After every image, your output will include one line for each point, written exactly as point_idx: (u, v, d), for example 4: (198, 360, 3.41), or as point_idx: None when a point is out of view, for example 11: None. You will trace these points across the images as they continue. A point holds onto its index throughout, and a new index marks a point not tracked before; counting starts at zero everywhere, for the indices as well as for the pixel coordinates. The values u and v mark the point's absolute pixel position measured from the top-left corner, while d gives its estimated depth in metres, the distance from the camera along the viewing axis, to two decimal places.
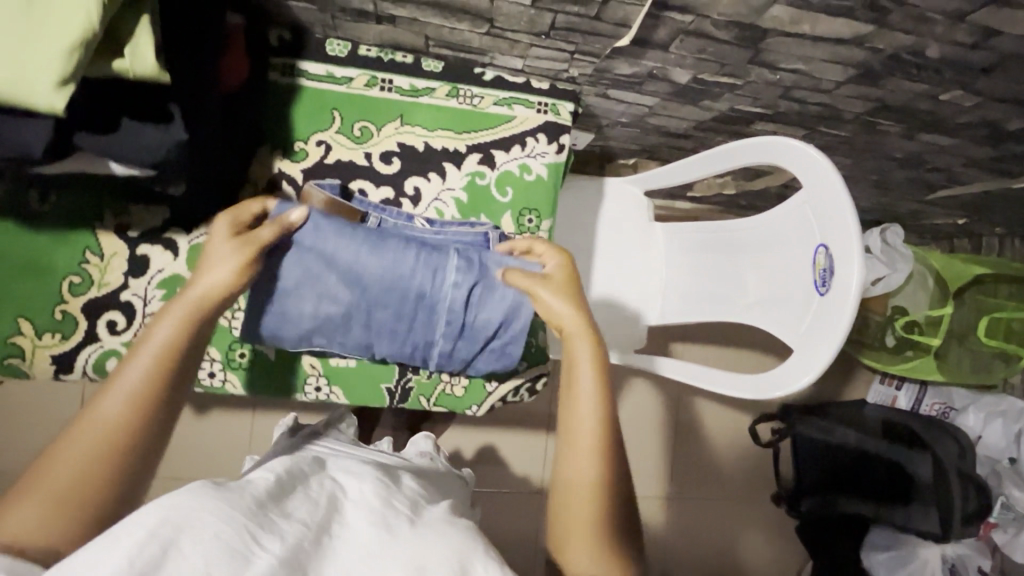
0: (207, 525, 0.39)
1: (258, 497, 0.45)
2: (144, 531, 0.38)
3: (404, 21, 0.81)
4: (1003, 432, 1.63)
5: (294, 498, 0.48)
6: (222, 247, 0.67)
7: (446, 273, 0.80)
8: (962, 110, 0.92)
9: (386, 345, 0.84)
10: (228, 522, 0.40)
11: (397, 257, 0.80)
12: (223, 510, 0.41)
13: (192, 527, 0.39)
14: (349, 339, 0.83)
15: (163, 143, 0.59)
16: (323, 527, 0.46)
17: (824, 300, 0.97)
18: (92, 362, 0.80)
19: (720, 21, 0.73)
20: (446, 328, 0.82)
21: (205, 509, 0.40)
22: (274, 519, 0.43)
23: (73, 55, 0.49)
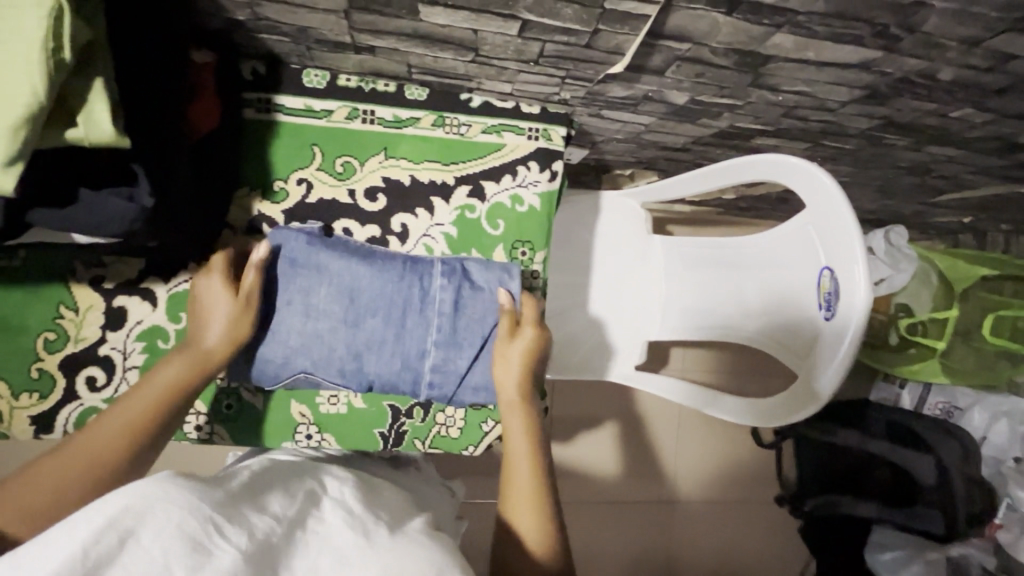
0: (169, 515, 0.43)
1: (225, 495, 0.49)
2: (102, 519, 0.40)
3: (383, 51, 0.76)
4: (1008, 431, 1.61)
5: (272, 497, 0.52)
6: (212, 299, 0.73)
7: (434, 277, 0.82)
8: (973, 125, 0.88)
9: (374, 368, 0.81)
10: (193, 515, 0.44)
11: (385, 268, 0.81)
12: (189, 501, 0.45)
13: (152, 515, 0.42)
14: (335, 363, 0.80)
15: (125, 216, 0.55)
16: (296, 522, 0.50)
17: (830, 325, 0.94)
18: (73, 421, 0.77)
19: (719, 48, 0.68)
20: (437, 333, 0.81)
21: (170, 498, 0.44)
22: (243, 514, 0.47)
23: (19, 132, 0.45)
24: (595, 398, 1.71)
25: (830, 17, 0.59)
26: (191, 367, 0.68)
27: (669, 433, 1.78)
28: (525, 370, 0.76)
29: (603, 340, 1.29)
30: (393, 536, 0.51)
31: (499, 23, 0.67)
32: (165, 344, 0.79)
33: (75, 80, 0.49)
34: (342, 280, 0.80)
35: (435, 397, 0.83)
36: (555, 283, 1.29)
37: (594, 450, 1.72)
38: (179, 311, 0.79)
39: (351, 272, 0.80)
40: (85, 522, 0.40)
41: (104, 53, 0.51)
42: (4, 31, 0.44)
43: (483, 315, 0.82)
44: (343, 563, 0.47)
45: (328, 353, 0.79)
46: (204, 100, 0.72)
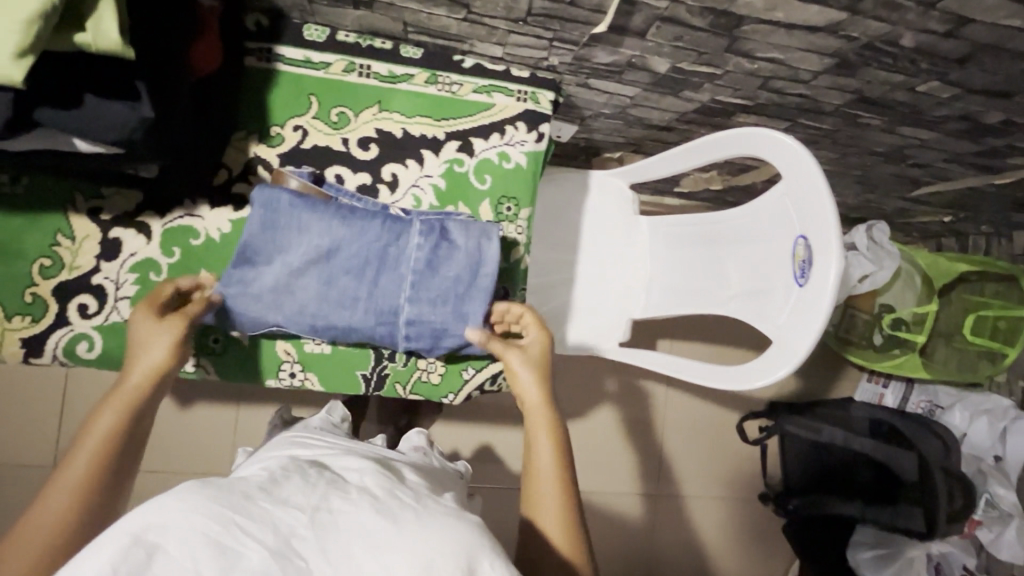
0: (187, 524, 0.43)
1: (248, 490, 0.47)
2: (127, 535, 0.42)
3: (381, 6, 0.80)
4: (988, 430, 1.63)
5: (289, 483, 0.49)
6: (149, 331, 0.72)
7: (411, 236, 0.84)
8: (940, 102, 0.92)
9: (350, 322, 0.84)
10: (213, 519, 0.44)
11: (361, 226, 0.83)
12: (209, 506, 0.45)
13: (174, 526, 0.43)
14: (312, 316, 0.83)
15: (126, 123, 0.59)
16: (320, 506, 0.47)
17: (804, 291, 0.97)
18: (62, 346, 0.80)
19: (694, 7, 0.73)
20: (411, 288, 0.84)
21: (192, 510, 0.44)
22: (265, 509, 0.46)
23: (31, 26, 0.49)
24: (582, 385, 1.71)
25: None
26: (128, 405, 0.65)
27: (656, 426, 1.78)
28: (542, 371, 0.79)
29: (589, 316, 1.31)
30: (422, 517, 0.48)
31: None
32: (157, 276, 0.82)
33: None
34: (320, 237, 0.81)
35: (413, 346, 0.87)
36: (543, 259, 1.32)
37: (580, 439, 1.72)
38: (172, 245, 0.82)
39: (327, 230, 0.81)
40: (108, 543, 0.41)
41: None
42: None
43: (458, 275, 0.84)
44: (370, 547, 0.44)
45: (306, 309, 0.83)
46: (209, 42, 0.76)
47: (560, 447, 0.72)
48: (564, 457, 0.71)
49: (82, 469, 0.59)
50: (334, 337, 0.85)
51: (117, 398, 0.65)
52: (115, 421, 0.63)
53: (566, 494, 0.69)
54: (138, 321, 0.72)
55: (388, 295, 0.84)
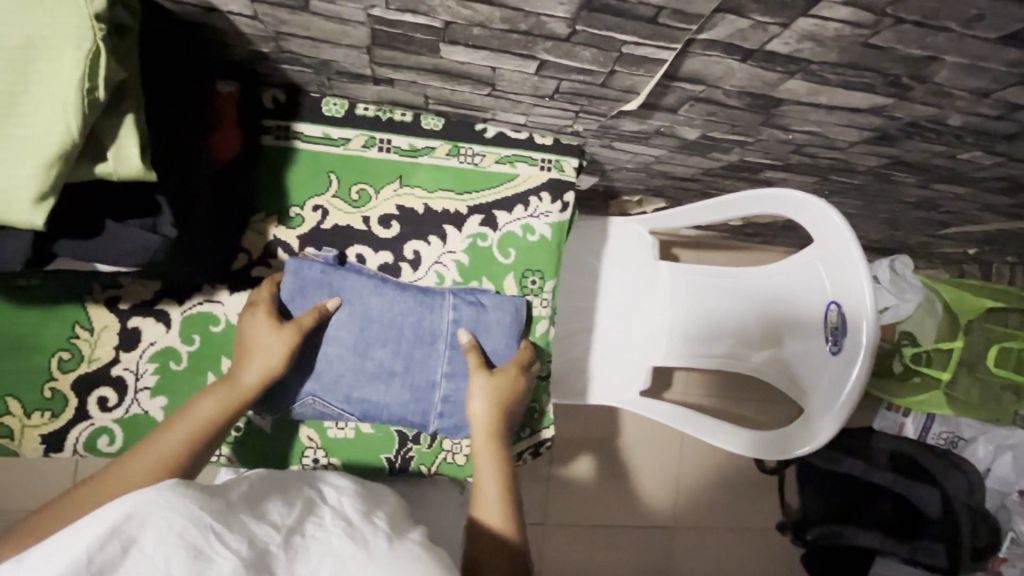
0: (170, 524, 0.44)
1: (229, 504, 0.50)
2: (110, 521, 0.42)
3: (403, 83, 0.78)
4: (1012, 465, 1.50)
5: (269, 504, 0.53)
6: (269, 337, 0.75)
7: (445, 310, 0.83)
8: (981, 167, 0.89)
9: (381, 401, 0.82)
10: (193, 525, 0.45)
11: (406, 302, 0.83)
12: (190, 507, 0.46)
13: (154, 523, 0.43)
14: (342, 397, 0.81)
15: (149, 247, 0.57)
16: (295, 529, 0.51)
17: (837, 359, 0.95)
18: (83, 440, 0.78)
19: (732, 91, 0.69)
20: (448, 365, 0.83)
21: (171, 507, 0.45)
22: (243, 522, 0.48)
23: (52, 168, 0.46)
24: (598, 417, 1.64)
25: (842, 67, 0.60)
26: (232, 398, 0.72)
27: (678, 458, 1.68)
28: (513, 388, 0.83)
29: (609, 364, 1.28)
30: (389, 546, 0.52)
31: (518, 62, 0.68)
32: (177, 366, 0.80)
33: (108, 117, 0.51)
34: (354, 307, 0.81)
35: (444, 430, 0.85)
36: (562, 306, 1.28)
37: (595, 472, 1.64)
38: (192, 333, 0.80)
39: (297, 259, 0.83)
40: (98, 521, 0.42)
41: (135, 91, 0.53)
42: (45, 74, 0.45)
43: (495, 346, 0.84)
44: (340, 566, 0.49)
45: (339, 385, 0.81)
46: (227, 130, 0.74)
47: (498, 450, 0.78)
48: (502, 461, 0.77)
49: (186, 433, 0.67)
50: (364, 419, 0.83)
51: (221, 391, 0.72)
52: (218, 411, 0.70)
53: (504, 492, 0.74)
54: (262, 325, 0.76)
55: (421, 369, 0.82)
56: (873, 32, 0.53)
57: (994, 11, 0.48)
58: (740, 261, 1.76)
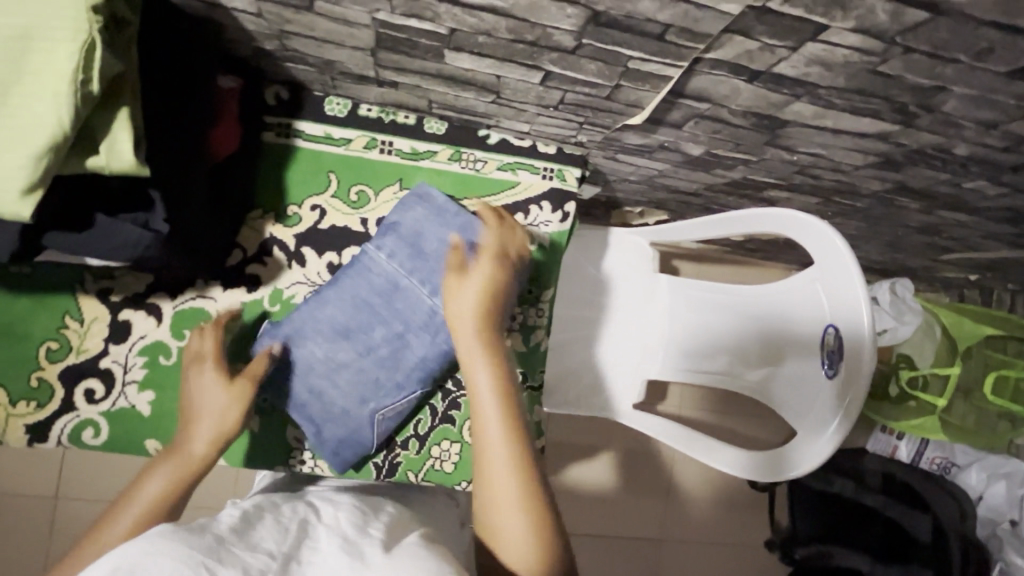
0: (157, 570, 0.42)
1: (220, 534, 0.47)
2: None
3: (406, 86, 0.77)
4: (1005, 495, 1.48)
5: (263, 526, 0.50)
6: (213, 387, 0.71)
7: (379, 260, 0.80)
8: (986, 196, 0.88)
9: (417, 360, 0.80)
10: (185, 566, 0.42)
11: (346, 281, 0.80)
12: (178, 552, 0.43)
13: (143, 570, 0.42)
14: (307, 385, 0.80)
15: (140, 242, 0.57)
16: (292, 556, 0.48)
17: (834, 382, 0.94)
18: (68, 432, 0.77)
19: (738, 110, 0.69)
20: (426, 286, 0.80)
21: (162, 552, 0.43)
22: (236, 553, 0.45)
23: (41, 160, 0.46)
24: (592, 425, 1.63)
25: (849, 92, 0.59)
26: (187, 462, 0.65)
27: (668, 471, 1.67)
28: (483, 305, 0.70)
29: (603, 374, 1.27)
30: (389, 553, 0.49)
31: (523, 71, 0.68)
32: (167, 361, 0.79)
33: (103, 111, 0.50)
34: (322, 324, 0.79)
35: None
36: (559, 315, 1.28)
37: (584, 481, 1.63)
38: (183, 328, 0.79)
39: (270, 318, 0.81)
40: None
41: (132, 84, 0.52)
42: (39, 64, 0.45)
43: (438, 246, 0.80)
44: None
45: (302, 374, 0.80)
46: (228, 125, 0.74)
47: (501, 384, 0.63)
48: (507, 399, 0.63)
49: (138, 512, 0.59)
50: (337, 405, 0.80)
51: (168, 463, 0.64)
52: (166, 485, 0.61)
53: (512, 440, 0.60)
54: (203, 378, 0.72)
55: (412, 310, 0.80)
56: (881, 60, 0.52)
57: (1005, 45, 0.47)
58: (740, 276, 1.75)
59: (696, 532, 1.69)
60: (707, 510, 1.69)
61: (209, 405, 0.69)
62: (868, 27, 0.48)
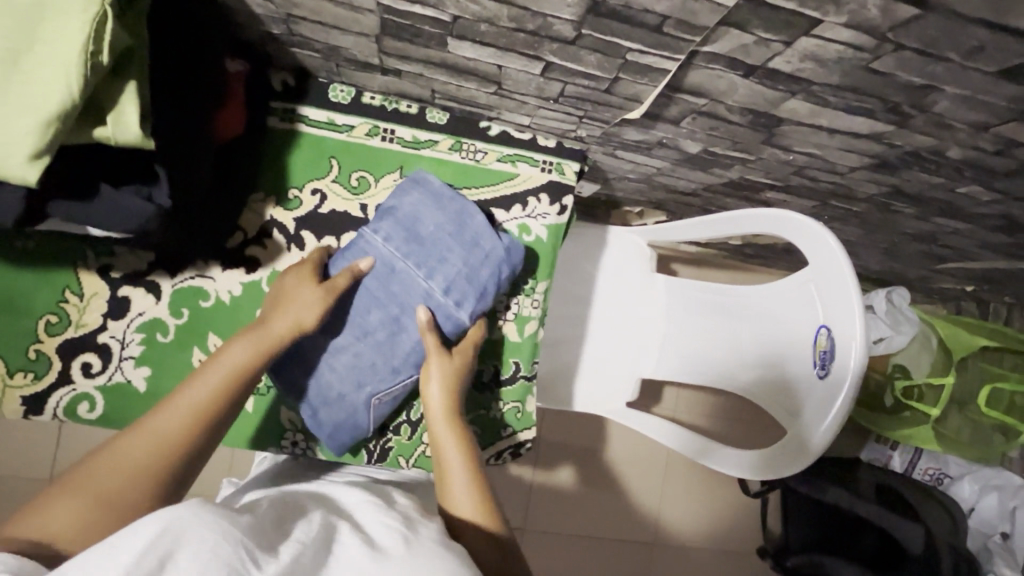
0: (203, 537, 0.40)
1: (254, 521, 0.45)
2: (144, 538, 0.38)
3: (410, 74, 0.78)
4: (997, 507, 1.48)
5: (291, 521, 0.49)
6: (305, 291, 0.75)
7: (377, 242, 0.81)
8: (980, 203, 0.89)
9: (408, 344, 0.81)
10: (227, 540, 0.40)
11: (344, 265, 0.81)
12: (221, 524, 0.41)
13: (190, 539, 0.39)
14: (307, 371, 0.81)
15: (142, 214, 0.57)
16: (323, 545, 0.46)
17: (824, 383, 0.95)
18: (63, 405, 0.78)
19: (734, 107, 0.70)
20: (421, 270, 0.81)
21: (206, 525, 0.41)
22: (270, 541, 0.44)
23: (49, 128, 0.47)
24: (585, 425, 1.64)
25: (843, 90, 0.60)
26: (260, 346, 0.68)
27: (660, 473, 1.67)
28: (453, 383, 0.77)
29: (597, 372, 1.28)
30: (416, 550, 0.48)
31: (524, 62, 0.69)
32: (163, 338, 0.80)
33: (112, 82, 0.51)
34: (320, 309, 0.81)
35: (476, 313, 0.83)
36: (555, 311, 1.29)
37: (576, 481, 1.63)
38: (181, 307, 0.80)
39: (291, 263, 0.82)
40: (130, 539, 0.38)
41: (141, 59, 0.53)
42: (51, 33, 0.46)
43: (438, 226, 0.82)
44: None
45: (303, 359, 0.81)
46: (232, 107, 0.75)
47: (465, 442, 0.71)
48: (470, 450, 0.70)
49: (212, 389, 0.62)
50: (334, 389, 0.81)
51: (253, 337, 0.68)
52: (248, 358, 0.66)
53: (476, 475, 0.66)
54: (297, 280, 0.77)
55: (409, 290, 0.81)
56: (874, 57, 0.53)
57: (994, 44, 0.48)
58: (738, 281, 1.76)
59: (687, 536, 1.69)
60: (698, 514, 1.69)
61: (299, 305, 0.74)
62: (860, 23, 0.49)
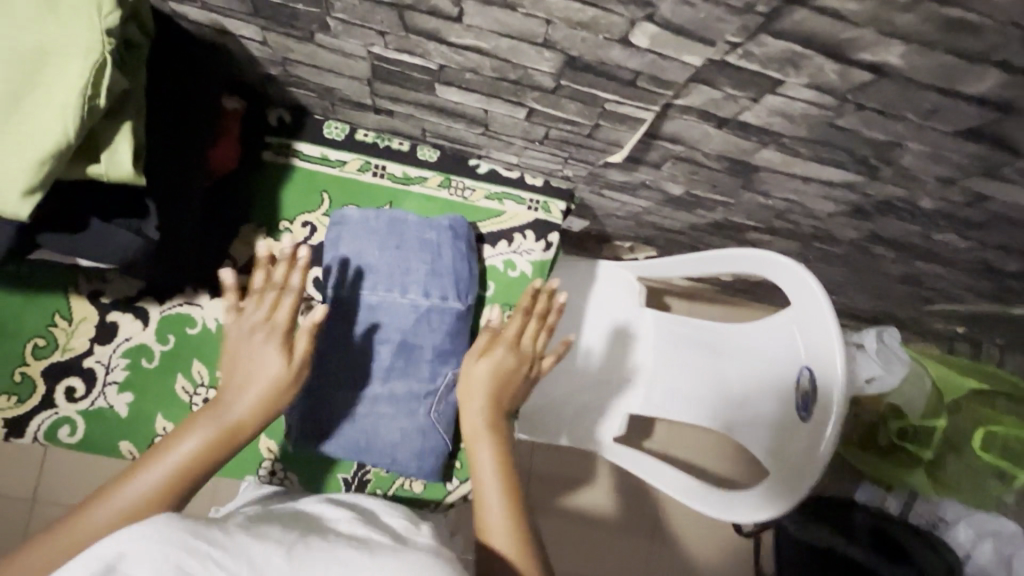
0: (160, 545, 0.44)
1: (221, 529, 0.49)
2: (106, 553, 0.43)
3: (401, 115, 0.81)
4: (994, 553, 1.41)
5: (267, 530, 0.52)
6: (266, 343, 0.64)
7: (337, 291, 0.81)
8: (957, 249, 0.90)
9: (420, 366, 0.82)
10: (184, 547, 0.44)
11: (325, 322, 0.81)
12: (184, 531, 0.46)
13: (145, 547, 0.44)
14: (360, 427, 0.81)
15: (131, 246, 0.60)
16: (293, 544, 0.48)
17: (807, 426, 0.93)
18: (44, 429, 0.79)
19: (711, 154, 0.72)
20: (388, 291, 0.82)
21: (168, 541, 0.44)
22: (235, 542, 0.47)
23: (45, 165, 0.49)
24: (583, 458, 1.53)
25: (812, 142, 0.63)
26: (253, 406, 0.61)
27: (663, 518, 1.54)
28: (500, 383, 0.74)
29: (584, 405, 1.28)
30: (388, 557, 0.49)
31: (509, 107, 0.72)
32: (149, 363, 0.81)
33: (107, 123, 0.54)
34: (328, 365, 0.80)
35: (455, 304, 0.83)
36: (544, 343, 1.30)
37: (572, 515, 1.51)
38: (168, 333, 0.81)
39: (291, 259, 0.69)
40: (92, 557, 0.43)
41: (137, 102, 0.56)
42: (50, 76, 0.49)
43: (380, 244, 0.82)
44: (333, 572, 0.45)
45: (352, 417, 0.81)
46: (228, 142, 0.77)
47: (500, 442, 0.68)
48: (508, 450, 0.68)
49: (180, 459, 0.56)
50: (392, 443, 0.82)
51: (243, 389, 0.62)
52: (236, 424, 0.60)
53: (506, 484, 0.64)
54: (259, 339, 0.64)
55: (393, 314, 0.81)
56: (837, 114, 0.56)
57: (947, 108, 0.51)
58: (731, 316, 1.76)
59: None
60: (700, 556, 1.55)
61: (271, 358, 0.63)
62: (821, 84, 0.51)
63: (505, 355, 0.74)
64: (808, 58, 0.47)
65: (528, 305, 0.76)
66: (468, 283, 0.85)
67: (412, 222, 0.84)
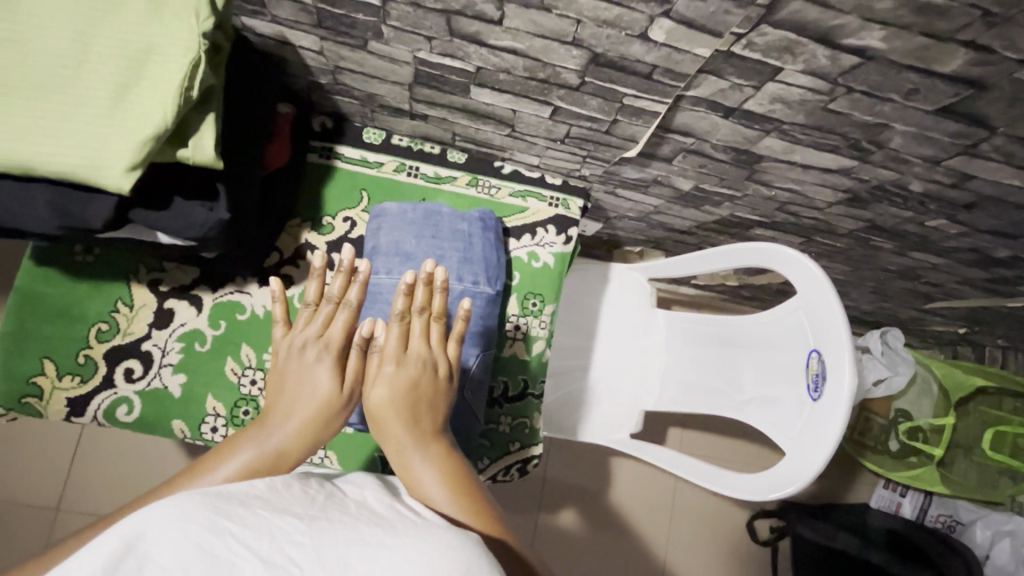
0: (179, 529, 0.39)
1: (242, 500, 0.44)
2: (114, 546, 0.38)
3: (435, 119, 0.90)
4: (1011, 554, 1.38)
5: (289, 492, 0.47)
6: (314, 365, 0.65)
7: (378, 276, 0.87)
8: (949, 235, 0.97)
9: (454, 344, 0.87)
10: (210, 531, 0.39)
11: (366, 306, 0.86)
12: (201, 515, 0.40)
13: (164, 536, 0.39)
14: None
15: (205, 223, 0.67)
16: (318, 518, 0.43)
17: (817, 404, 0.97)
18: (103, 408, 0.84)
19: (719, 145, 0.80)
20: None
21: (189, 520, 0.40)
22: (262, 519, 0.42)
23: (145, 146, 0.56)
24: (594, 463, 1.54)
25: (810, 128, 0.71)
26: (307, 425, 0.61)
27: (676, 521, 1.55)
28: (408, 384, 0.64)
29: (601, 402, 1.31)
30: (425, 529, 0.45)
31: (535, 107, 0.80)
32: (201, 347, 0.87)
33: (196, 115, 0.62)
34: None
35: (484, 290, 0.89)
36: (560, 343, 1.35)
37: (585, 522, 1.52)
38: (220, 318, 0.87)
39: (345, 270, 0.70)
40: (95, 551, 0.37)
41: (217, 98, 0.64)
42: (155, 72, 0.57)
43: (416, 234, 0.89)
44: (370, 549, 0.40)
45: None
46: (281, 143, 0.86)
47: (418, 436, 0.60)
48: (430, 445, 0.60)
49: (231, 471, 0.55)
50: None
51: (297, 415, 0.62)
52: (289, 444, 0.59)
53: (443, 471, 0.57)
54: (299, 360, 0.66)
55: None
56: (830, 98, 0.63)
57: (926, 87, 0.58)
58: None
59: None
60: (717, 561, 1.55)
61: (320, 377, 0.64)
62: (815, 70, 0.59)
63: (385, 358, 0.66)
64: (803, 45, 0.56)
65: (401, 309, 0.69)
66: (495, 270, 0.91)
67: (445, 215, 0.92)
